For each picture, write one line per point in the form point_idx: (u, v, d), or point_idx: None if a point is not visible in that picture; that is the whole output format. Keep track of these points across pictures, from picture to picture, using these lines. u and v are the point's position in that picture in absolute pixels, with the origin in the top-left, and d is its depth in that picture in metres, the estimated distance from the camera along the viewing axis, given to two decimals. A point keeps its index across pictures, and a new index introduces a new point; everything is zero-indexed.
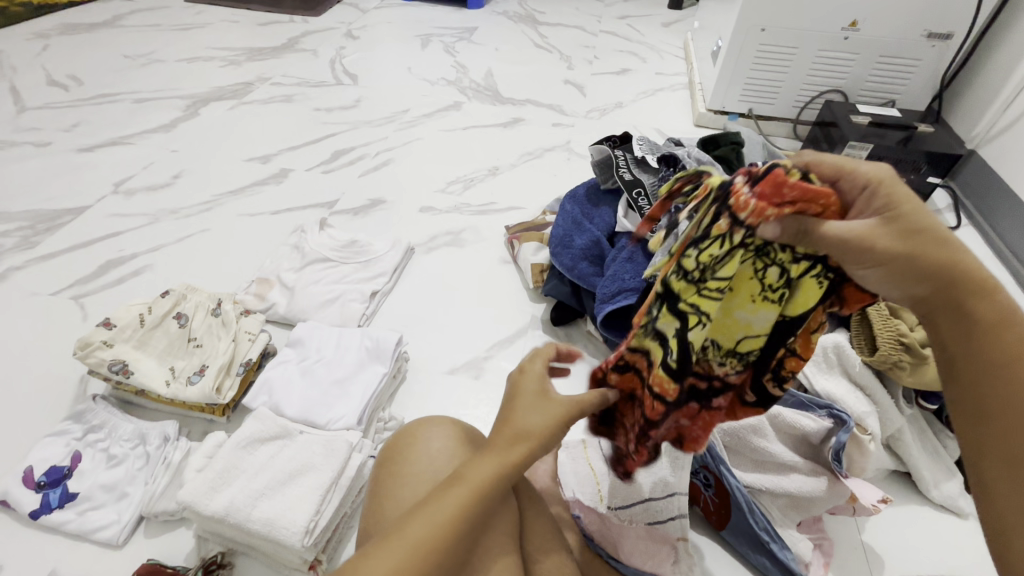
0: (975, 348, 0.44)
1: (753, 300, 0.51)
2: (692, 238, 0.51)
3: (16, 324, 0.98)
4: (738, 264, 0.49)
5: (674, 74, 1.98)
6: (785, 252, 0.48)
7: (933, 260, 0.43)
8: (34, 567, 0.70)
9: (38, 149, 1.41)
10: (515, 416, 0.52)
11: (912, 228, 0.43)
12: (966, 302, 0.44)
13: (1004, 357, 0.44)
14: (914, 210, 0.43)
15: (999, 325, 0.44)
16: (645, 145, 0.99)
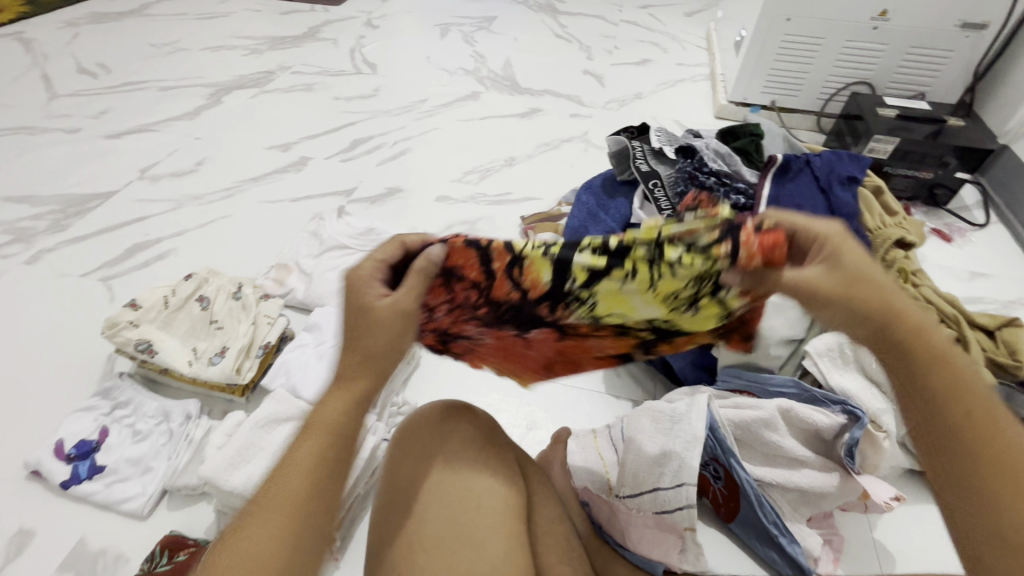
0: (930, 371, 0.44)
1: (659, 299, 0.54)
2: (687, 234, 0.50)
3: (49, 304, 1.02)
4: (682, 276, 0.51)
5: (695, 65, 1.95)
6: (714, 285, 0.51)
7: (876, 303, 0.46)
8: (64, 533, 0.73)
9: (69, 135, 1.46)
10: (366, 341, 0.48)
11: (854, 267, 0.47)
12: (914, 335, 0.45)
13: (951, 380, 0.44)
14: (855, 255, 0.47)
15: (944, 355, 0.45)
16: (662, 137, 0.98)
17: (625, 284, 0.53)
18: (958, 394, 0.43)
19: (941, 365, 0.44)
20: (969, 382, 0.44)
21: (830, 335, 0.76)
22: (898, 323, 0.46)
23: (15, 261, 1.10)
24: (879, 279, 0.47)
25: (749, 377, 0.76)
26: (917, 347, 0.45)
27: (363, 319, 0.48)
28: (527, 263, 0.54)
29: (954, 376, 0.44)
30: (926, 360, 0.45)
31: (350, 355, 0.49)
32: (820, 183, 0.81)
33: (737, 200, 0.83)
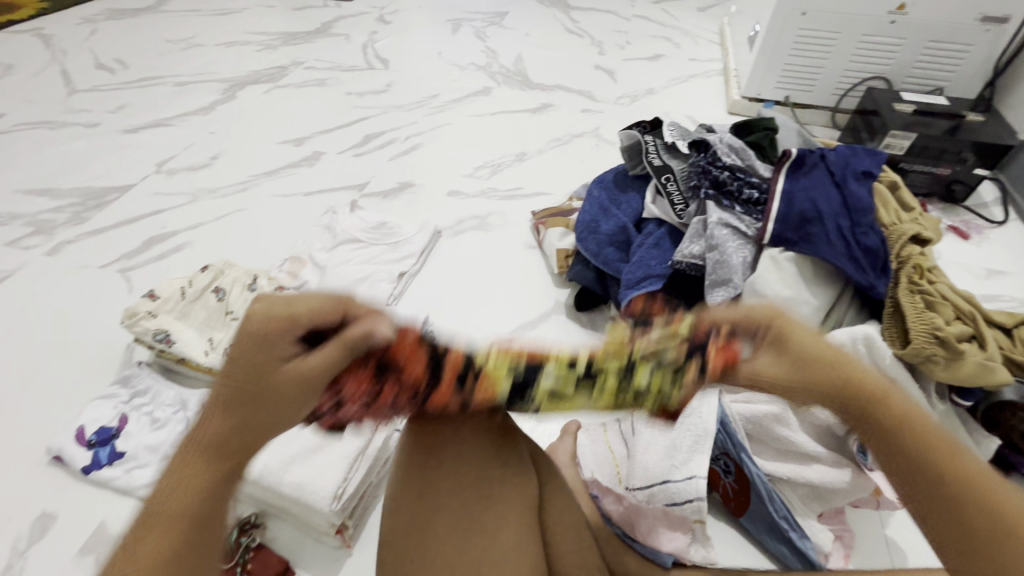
0: (907, 436, 0.43)
1: (610, 403, 0.55)
2: (648, 351, 0.53)
3: (69, 295, 1.04)
4: (640, 389, 0.54)
5: (708, 60, 1.93)
6: (668, 391, 0.54)
7: (832, 378, 0.46)
8: (85, 517, 0.75)
9: (88, 129, 1.48)
10: (264, 408, 0.44)
11: (805, 347, 0.48)
12: (877, 401, 0.45)
13: (923, 441, 0.43)
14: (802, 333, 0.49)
15: (912, 416, 0.44)
16: (675, 131, 0.98)
17: (599, 406, 0.55)
18: (942, 455, 0.42)
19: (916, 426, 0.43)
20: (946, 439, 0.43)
21: (844, 330, 0.72)
22: (862, 393, 0.45)
23: (36, 252, 1.13)
24: (830, 348, 0.48)
25: None
26: (887, 413, 0.44)
27: (257, 382, 0.43)
28: (483, 374, 0.53)
29: (935, 439, 0.43)
30: (899, 424, 0.44)
31: (215, 413, 0.43)
32: (835, 177, 0.79)
33: (752, 194, 0.83)
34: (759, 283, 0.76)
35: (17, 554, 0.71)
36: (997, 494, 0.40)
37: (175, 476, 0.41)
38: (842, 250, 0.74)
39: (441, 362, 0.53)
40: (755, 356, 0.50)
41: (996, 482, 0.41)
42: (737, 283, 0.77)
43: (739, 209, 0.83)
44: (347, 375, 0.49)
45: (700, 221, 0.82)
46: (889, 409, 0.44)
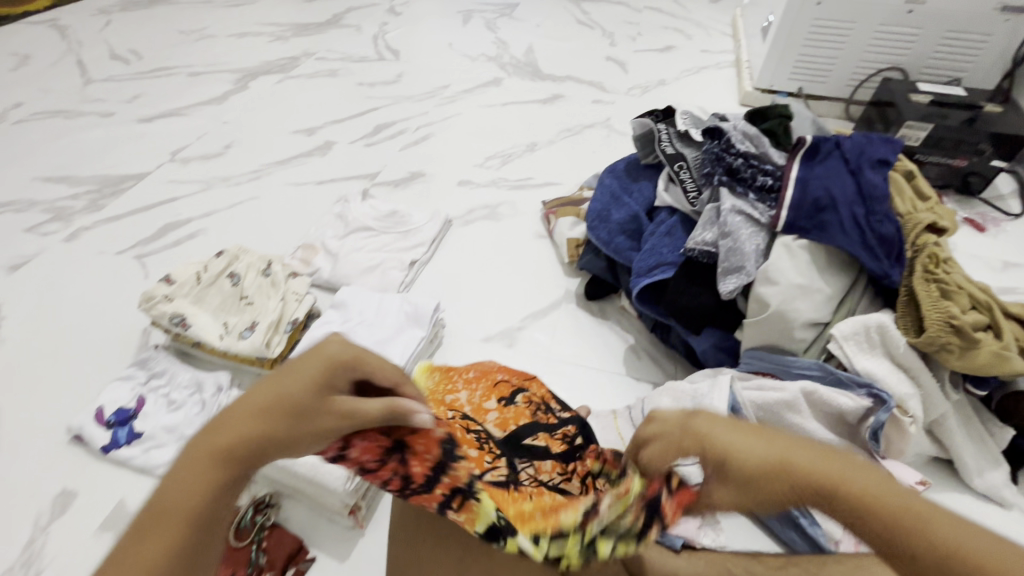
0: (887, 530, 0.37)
1: None
2: (618, 531, 0.49)
3: (87, 280, 1.06)
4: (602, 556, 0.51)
5: (720, 52, 1.92)
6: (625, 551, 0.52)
7: (777, 483, 0.41)
8: (105, 495, 0.76)
9: (103, 119, 1.50)
10: (293, 430, 0.43)
11: (738, 454, 0.42)
12: (831, 490, 0.39)
13: (891, 516, 0.37)
14: (732, 433, 0.44)
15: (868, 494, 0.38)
16: (688, 119, 0.97)
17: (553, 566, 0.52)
18: (930, 538, 0.36)
19: (883, 509, 0.37)
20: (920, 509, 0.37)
21: (857, 319, 0.73)
22: (814, 488, 0.39)
23: (54, 238, 1.14)
24: (764, 438, 0.43)
25: (773, 360, 0.76)
26: (852, 506, 0.38)
27: (304, 409, 0.44)
28: (472, 514, 0.48)
29: (914, 523, 0.36)
30: (868, 515, 0.38)
31: (254, 417, 0.42)
32: (850, 165, 0.78)
33: (765, 181, 0.83)
34: (772, 270, 0.76)
35: (40, 529, 0.73)
36: (1006, 568, 0.34)
37: (180, 474, 0.39)
38: (857, 238, 0.74)
39: (430, 473, 0.50)
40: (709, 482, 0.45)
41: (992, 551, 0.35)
42: (750, 270, 0.77)
43: (753, 196, 0.82)
44: (362, 436, 0.49)
45: (714, 208, 0.83)
46: (850, 497, 0.38)
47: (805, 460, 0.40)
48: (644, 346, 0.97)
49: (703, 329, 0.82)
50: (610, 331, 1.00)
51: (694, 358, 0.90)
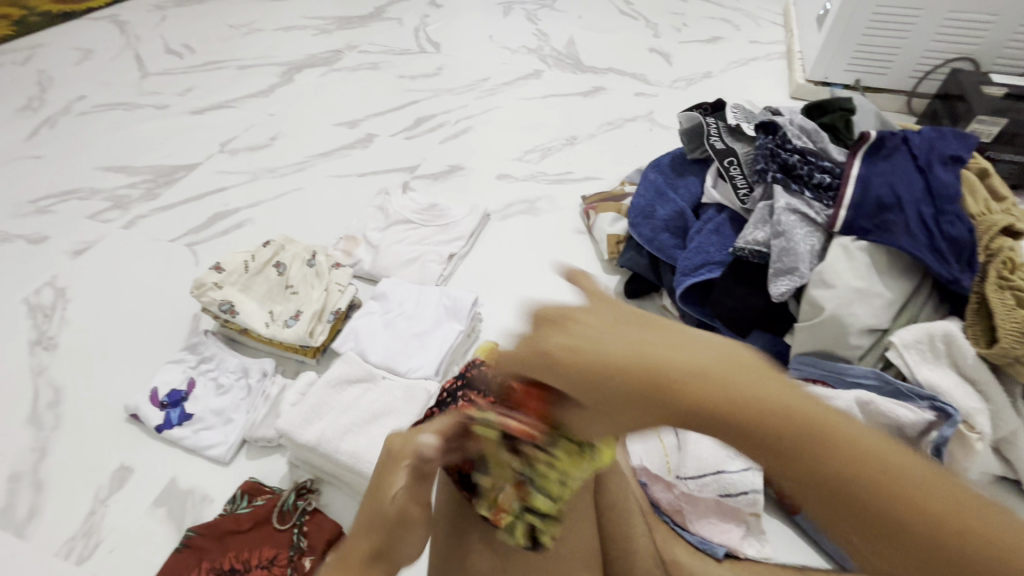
0: (795, 480, 0.25)
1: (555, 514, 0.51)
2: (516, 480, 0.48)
3: (142, 266, 1.11)
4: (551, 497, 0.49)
5: (770, 42, 1.84)
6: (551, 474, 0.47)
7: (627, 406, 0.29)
8: (158, 472, 0.80)
9: (159, 111, 1.56)
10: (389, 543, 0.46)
11: (593, 371, 0.30)
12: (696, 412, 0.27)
13: (792, 451, 0.25)
14: (588, 338, 0.31)
15: (752, 413, 0.26)
16: (739, 112, 0.94)
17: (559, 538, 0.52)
18: (854, 474, 0.24)
19: (796, 438, 0.25)
20: (837, 433, 0.25)
21: (920, 327, 0.69)
22: (692, 404, 0.27)
23: (114, 225, 1.20)
24: (627, 347, 0.30)
25: (826, 367, 0.72)
26: (755, 441, 0.26)
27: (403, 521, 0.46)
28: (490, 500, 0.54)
29: (840, 446, 0.25)
30: (776, 451, 0.25)
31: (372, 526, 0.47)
32: (917, 161, 0.74)
33: (823, 178, 0.78)
34: (828, 272, 0.72)
35: (100, 502, 0.77)
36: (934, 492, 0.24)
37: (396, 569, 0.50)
38: (924, 240, 0.69)
39: None
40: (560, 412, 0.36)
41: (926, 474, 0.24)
42: (804, 272, 0.74)
43: (808, 194, 0.78)
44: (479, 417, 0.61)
45: (766, 207, 0.79)
46: (753, 430, 0.26)
47: (680, 369, 0.28)
48: None
49: (750, 332, 0.79)
50: None
51: None
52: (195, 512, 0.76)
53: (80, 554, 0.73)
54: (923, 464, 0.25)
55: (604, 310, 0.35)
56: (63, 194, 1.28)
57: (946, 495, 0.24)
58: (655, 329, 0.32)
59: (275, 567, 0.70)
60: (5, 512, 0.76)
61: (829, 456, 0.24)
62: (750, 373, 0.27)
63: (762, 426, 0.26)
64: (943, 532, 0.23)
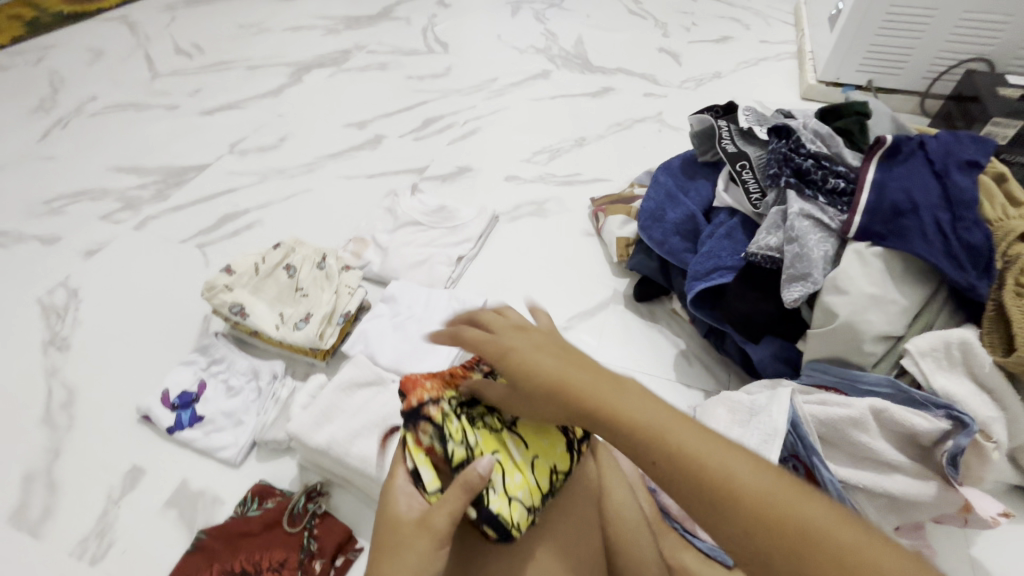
0: (654, 466, 0.44)
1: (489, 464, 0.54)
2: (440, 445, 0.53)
3: (153, 267, 1.11)
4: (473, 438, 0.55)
5: (780, 42, 1.82)
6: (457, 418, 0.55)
7: (543, 399, 0.50)
8: (169, 474, 0.81)
9: (169, 111, 1.57)
10: (393, 558, 0.47)
11: (523, 376, 0.51)
12: (579, 409, 0.48)
13: (630, 438, 0.45)
14: (529, 359, 0.51)
15: (604, 412, 0.46)
16: (752, 116, 0.93)
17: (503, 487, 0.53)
18: (689, 471, 0.42)
19: (653, 442, 0.44)
20: (679, 444, 0.43)
21: (937, 333, 0.68)
22: (581, 407, 0.47)
23: (125, 226, 1.21)
24: (556, 371, 0.50)
25: (839, 373, 0.72)
26: (634, 441, 0.45)
27: (407, 534, 0.48)
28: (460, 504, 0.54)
29: (653, 437, 0.44)
30: (644, 448, 0.44)
31: (382, 548, 0.49)
32: (934, 166, 0.72)
33: (837, 183, 0.77)
34: (842, 278, 0.71)
35: (112, 503, 0.78)
36: (706, 466, 0.42)
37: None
38: (939, 246, 0.68)
39: None
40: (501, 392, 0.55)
41: (702, 457, 0.42)
42: (817, 278, 0.73)
43: (822, 200, 0.78)
44: None
45: (779, 212, 0.79)
46: (632, 433, 0.45)
47: (587, 390, 0.48)
48: (696, 351, 0.95)
49: (762, 337, 0.79)
50: (661, 334, 0.97)
51: (749, 366, 0.87)
52: (206, 514, 0.77)
53: (93, 554, 0.73)
54: (714, 460, 0.42)
55: (544, 341, 0.53)
56: (75, 195, 1.29)
57: (751, 487, 0.41)
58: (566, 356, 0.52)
59: (286, 570, 0.70)
60: (20, 511, 0.77)
61: (672, 457, 0.43)
62: (610, 394, 0.47)
63: (611, 423, 0.46)
64: (744, 508, 0.40)
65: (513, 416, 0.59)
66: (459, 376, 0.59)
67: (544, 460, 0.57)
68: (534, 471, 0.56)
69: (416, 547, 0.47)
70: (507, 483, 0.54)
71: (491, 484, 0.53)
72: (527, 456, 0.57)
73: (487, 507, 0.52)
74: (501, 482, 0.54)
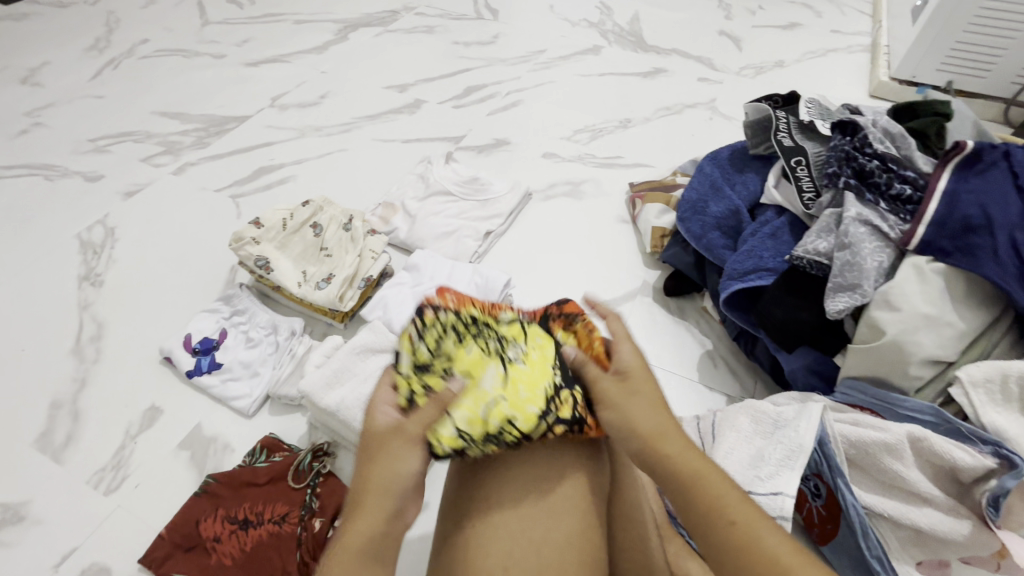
0: (719, 529, 0.44)
1: (455, 379, 0.57)
2: (427, 334, 0.60)
3: (188, 213, 1.13)
4: (457, 350, 0.59)
5: (854, 33, 1.69)
6: (459, 324, 0.60)
7: (630, 425, 0.52)
8: (185, 416, 0.82)
9: (216, 60, 1.57)
10: (378, 461, 0.50)
11: (623, 398, 0.54)
12: (657, 448, 0.50)
13: (693, 497, 0.46)
14: (639, 388, 0.55)
15: (676, 462, 0.48)
16: (814, 108, 0.86)
17: (439, 406, 0.54)
18: (749, 548, 0.42)
19: (723, 508, 0.45)
20: (754, 519, 0.44)
21: (992, 363, 0.61)
22: (662, 451, 0.49)
23: (165, 170, 1.23)
24: (656, 409, 0.53)
25: (877, 395, 0.67)
26: (706, 499, 0.46)
27: (393, 437, 0.51)
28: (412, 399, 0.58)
29: (718, 504, 0.45)
30: (714, 513, 0.45)
31: (369, 455, 0.51)
32: (1017, 180, 0.65)
33: (903, 189, 0.71)
34: (893, 294, 0.66)
35: (130, 437, 0.80)
36: (763, 545, 0.42)
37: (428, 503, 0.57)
38: (1012, 269, 0.61)
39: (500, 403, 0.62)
40: (606, 385, 0.56)
41: (763, 541, 0.43)
42: (867, 290, 0.67)
43: (884, 206, 0.71)
44: None
45: (833, 215, 0.73)
46: (707, 491, 0.46)
47: (666, 433, 0.50)
48: (722, 354, 0.91)
49: (798, 347, 0.74)
50: (687, 332, 0.93)
51: (779, 376, 0.82)
52: (217, 459, 0.78)
53: (107, 485, 0.76)
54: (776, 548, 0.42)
55: (648, 383, 0.56)
56: (120, 136, 1.32)
57: None
58: (659, 408, 0.53)
59: (287, 523, 0.71)
60: (45, 436, 0.80)
61: (736, 527, 0.44)
62: (689, 454, 0.49)
63: (676, 473, 0.48)
64: None
65: (514, 359, 0.59)
66: (494, 308, 0.63)
67: (507, 407, 0.56)
68: (493, 408, 0.56)
69: (399, 449, 0.50)
70: (456, 401, 0.56)
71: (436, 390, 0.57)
72: (496, 394, 0.57)
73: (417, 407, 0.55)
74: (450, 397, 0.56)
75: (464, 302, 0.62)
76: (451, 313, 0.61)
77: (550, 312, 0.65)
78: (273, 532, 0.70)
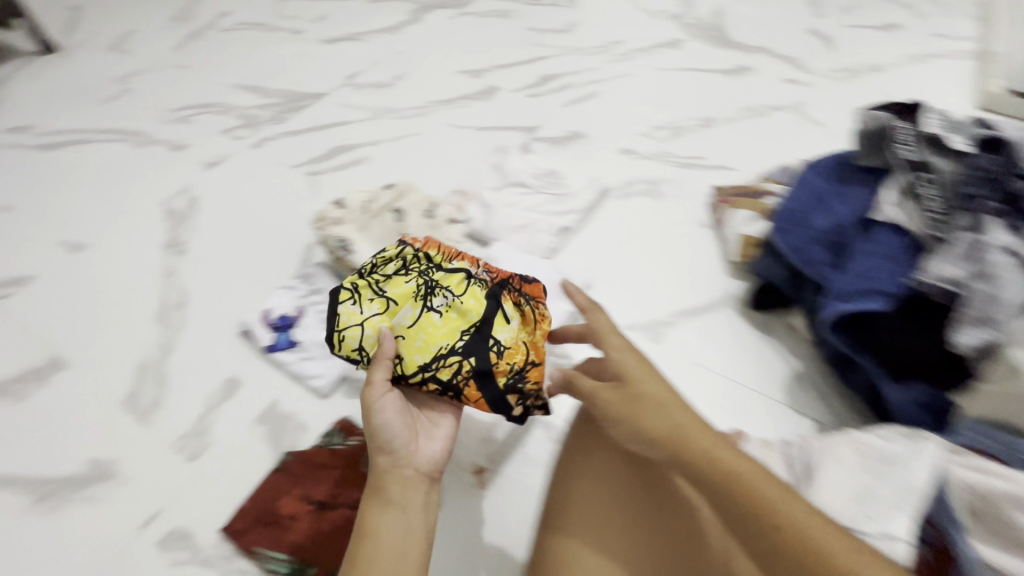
0: (768, 531, 0.48)
1: (381, 302, 0.69)
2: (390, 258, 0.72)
3: (266, 187, 1.14)
4: (399, 281, 0.69)
5: (960, 38, 1.56)
6: (421, 263, 0.71)
7: (651, 429, 0.56)
8: (263, 390, 0.83)
9: (293, 35, 1.58)
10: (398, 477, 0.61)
11: (636, 398, 0.58)
12: (681, 450, 0.54)
13: (734, 499, 0.50)
14: (646, 383, 0.59)
15: (715, 469, 0.52)
16: (943, 121, 0.79)
17: (353, 317, 0.68)
18: (800, 543, 0.46)
19: (772, 511, 0.48)
20: (800, 516, 0.48)
21: None
22: (695, 450, 0.54)
23: (243, 143, 1.24)
24: (674, 406, 0.57)
25: (1005, 443, 0.61)
26: (751, 499, 0.49)
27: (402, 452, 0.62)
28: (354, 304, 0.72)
29: (764, 508, 0.49)
30: (763, 517, 0.48)
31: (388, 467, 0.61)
32: None
33: None
34: None
35: (211, 407, 0.82)
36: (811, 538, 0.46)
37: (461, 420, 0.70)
38: None
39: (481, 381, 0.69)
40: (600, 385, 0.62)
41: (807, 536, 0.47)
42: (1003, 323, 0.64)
43: None
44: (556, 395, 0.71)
45: (971, 240, 0.69)
46: (751, 490, 0.50)
47: (687, 428, 0.55)
48: (811, 376, 0.86)
49: (906, 378, 0.71)
50: (772, 349, 0.89)
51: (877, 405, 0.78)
52: (293, 437, 0.79)
53: (190, 452, 0.78)
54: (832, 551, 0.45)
55: (658, 380, 0.60)
56: (203, 107, 1.34)
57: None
58: (674, 407, 0.57)
59: None
60: (132, 398, 0.83)
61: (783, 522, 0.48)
62: (722, 454, 0.53)
63: (711, 470, 0.52)
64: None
65: (436, 307, 0.68)
66: (453, 258, 0.72)
67: (401, 345, 0.67)
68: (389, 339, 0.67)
69: (413, 458, 0.63)
70: (370, 316, 0.68)
71: (364, 302, 0.69)
72: (402, 329, 0.67)
73: (340, 305, 0.69)
74: (366, 313, 0.68)
75: (430, 245, 0.73)
76: (415, 252, 0.71)
77: (510, 282, 0.71)
78: (350, 517, 0.70)
